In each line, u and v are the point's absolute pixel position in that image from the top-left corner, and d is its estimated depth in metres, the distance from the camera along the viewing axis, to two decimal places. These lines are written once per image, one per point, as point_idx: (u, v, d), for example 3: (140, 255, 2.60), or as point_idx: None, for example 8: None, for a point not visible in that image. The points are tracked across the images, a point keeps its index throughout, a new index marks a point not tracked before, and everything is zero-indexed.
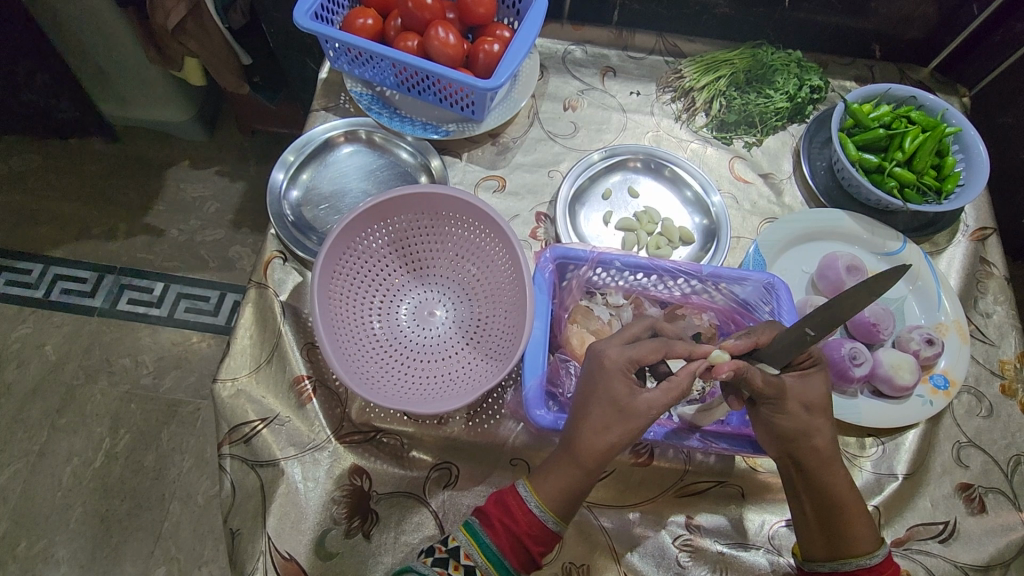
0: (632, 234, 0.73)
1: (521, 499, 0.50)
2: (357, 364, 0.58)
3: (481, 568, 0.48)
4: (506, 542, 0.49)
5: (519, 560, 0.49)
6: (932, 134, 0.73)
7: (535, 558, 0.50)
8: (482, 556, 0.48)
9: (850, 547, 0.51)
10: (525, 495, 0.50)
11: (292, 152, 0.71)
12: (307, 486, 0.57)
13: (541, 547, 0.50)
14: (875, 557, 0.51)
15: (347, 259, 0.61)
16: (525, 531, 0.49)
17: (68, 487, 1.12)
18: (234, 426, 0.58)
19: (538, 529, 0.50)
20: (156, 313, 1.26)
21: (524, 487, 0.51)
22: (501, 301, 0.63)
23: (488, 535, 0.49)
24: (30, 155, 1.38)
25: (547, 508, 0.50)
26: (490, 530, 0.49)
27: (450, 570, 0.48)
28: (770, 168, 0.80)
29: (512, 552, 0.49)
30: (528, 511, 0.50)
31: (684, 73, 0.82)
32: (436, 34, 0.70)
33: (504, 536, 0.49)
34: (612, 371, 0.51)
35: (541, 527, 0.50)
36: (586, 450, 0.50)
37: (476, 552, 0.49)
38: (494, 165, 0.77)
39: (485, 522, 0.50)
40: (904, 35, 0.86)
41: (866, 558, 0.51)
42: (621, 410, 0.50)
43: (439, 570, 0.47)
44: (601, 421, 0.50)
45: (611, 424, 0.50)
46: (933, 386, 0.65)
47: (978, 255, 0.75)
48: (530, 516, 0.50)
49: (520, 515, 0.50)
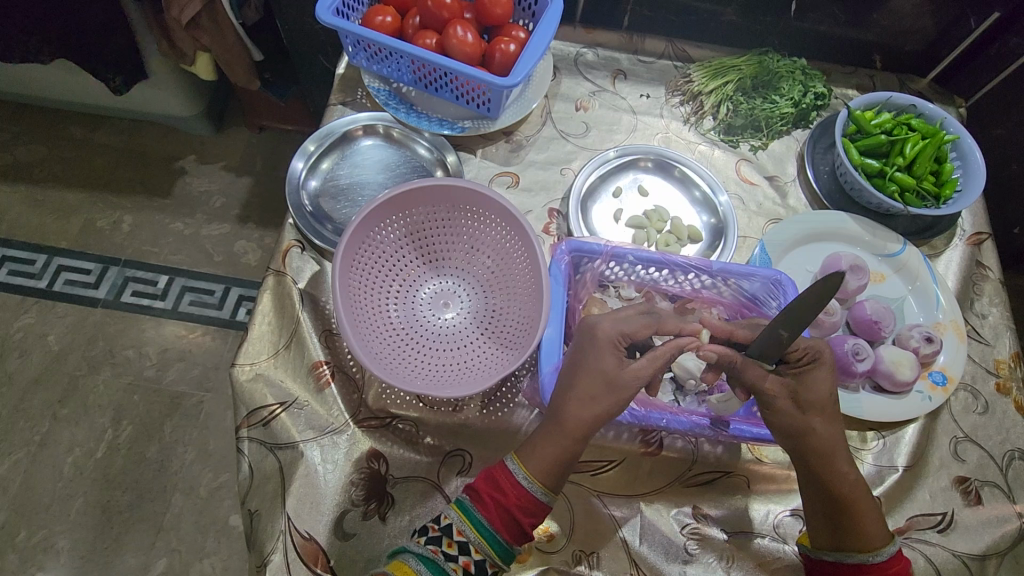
0: (642, 231, 0.74)
1: (510, 473, 0.52)
2: (375, 350, 0.60)
3: (474, 544, 0.50)
4: (498, 517, 0.51)
5: (510, 534, 0.51)
6: (931, 140, 0.76)
7: (526, 530, 0.51)
8: (474, 532, 0.50)
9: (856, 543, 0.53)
10: (514, 469, 0.52)
11: (313, 142, 0.72)
12: (326, 469, 0.58)
13: (530, 518, 0.51)
14: (881, 555, 0.52)
15: (366, 248, 0.62)
16: (516, 504, 0.51)
17: (69, 477, 1.12)
18: (252, 410, 0.59)
19: (527, 501, 0.51)
20: (160, 306, 1.26)
21: (512, 462, 0.52)
22: (516, 291, 0.64)
23: (479, 511, 0.51)
24: (36, 146, 1.39)
25: (536, 481, 0.52)
26: (481, 506, 0.51)
27: (444, 548, 0.49)
28: (774, 171, 0.82)
29: (503, 525, 0.51)
30: (516, 484, 0.52)
31: (693, 77, 0.85)
32: (455, 33, 0.73)
33: (494, 511, 0.51)
34: (603, 343, 0.55)
35: (529, 499, 0.51)
36: (575, 420, 0.53)
37: (468, 529, 0.50)
38: (507, 161, 0.79)
39: (476, 499, 0.52)
40: (905, 46, 0.89)
41: (871, 554, 0.52)
42: (611, 381, 0.53)
43: (433, 548, 0.49)
44: (589, 394, 0.53)
45: (598, 396, 0.53)
46: (932, 382, 0.67)
47: (974, 259, 0.77)
48: (519, 489, 0.51)
49: (508, 487, 0.51)
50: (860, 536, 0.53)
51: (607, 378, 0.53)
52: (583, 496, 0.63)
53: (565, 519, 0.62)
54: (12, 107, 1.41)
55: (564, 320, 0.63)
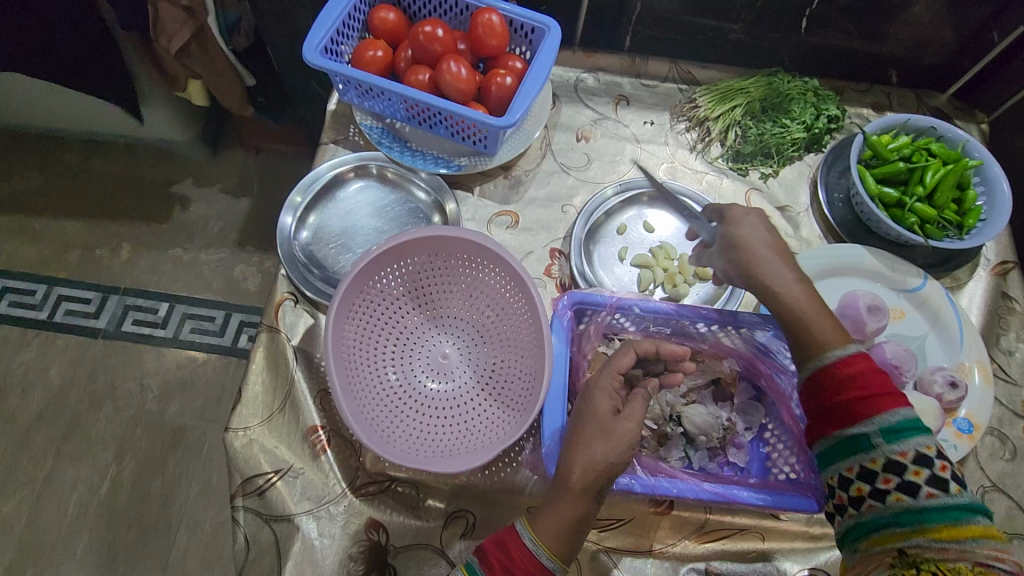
0: (648, 271, 0.71)
1: (520, 538, 0.48)
2: (372, 415, 0.57)
3: None
4: None
5: None
6: (953, 167, 0.72)
7: None
8: None
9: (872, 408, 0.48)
10: (523, 533, 0.48)
11: (299, 193, 0.70)
12: (323, 543, 0.56)
13: None
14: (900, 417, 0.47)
15: (360, 305, 0.60)
16: (522, 571, 0.47)
17: (74, 514, 1.12)
18: (247, 478, 0.57)
19: (537, 567, 0.48)
20: (161, 335, 1.25)
21: (521, 524, 0.49)
22: (518, 344, 0.62)
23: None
24: (31, 175, 1.37)
25: (545, 546, 0.48)
26: (489, 572, 0.47)
27: None
28: (786, 201, 0.78)
29: None
30: (524, 548, 0.48)
31: (699, 102, 0.81)
32: (449, 68, 0.70)
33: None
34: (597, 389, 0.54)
35: (540, 566, 0.48)
36: (579, 475, 0.49)
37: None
38: (506, 200, 0.75)
39: (484, 563, 0.48)
40: (923, 60, 0.84)
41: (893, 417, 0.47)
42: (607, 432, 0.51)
43: None
44: (588, 445, 0.50)
45: (595, 443, 0.50)
46: (957, 430, 0.64)
47: (1000, 291, 0.74)
48: (528, 555, 0.48)
49: (517, 552, 0.48)
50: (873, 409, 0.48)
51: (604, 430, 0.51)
52: (591, 554, 0.61)
53: None
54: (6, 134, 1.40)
55: (567, 377, 0.59)
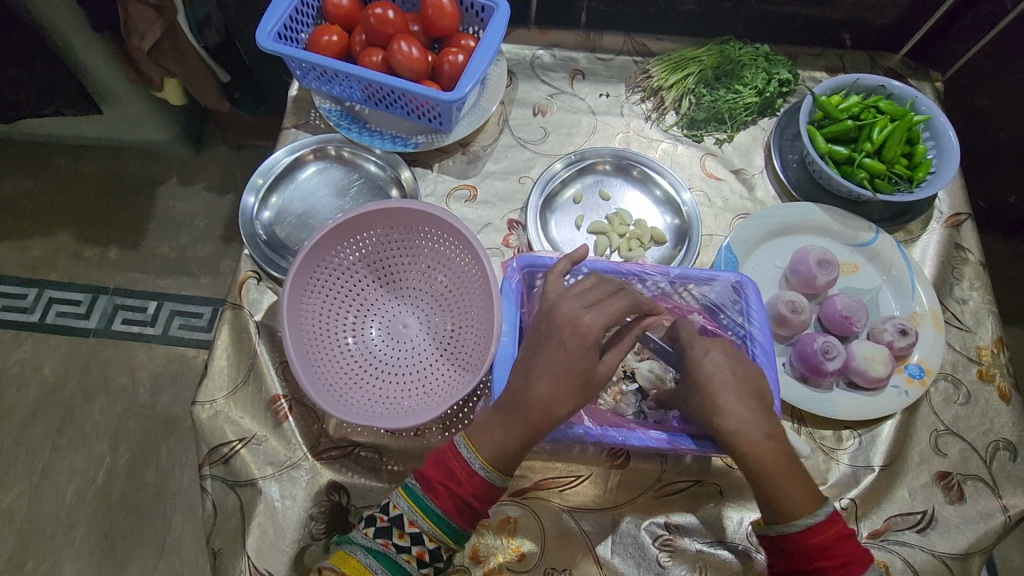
0: (604, 237, 0.73)
1: (462, 459, 0.50)
2: (330, 382, 0.59)
3: (427, 533, 0.49)
4: (450, 504, 0.49)
5: (464, 520, 0.50)
6: (900, 123, 0.73)
7: (480, 514, 0.50)
8: (427, 521, 0.49)
9: (782, 512, 0.49)
10: (466, 454, 0.50)
11: (260, 175, 0.72)
12: (286, 505, 0.58)
13: (484, 502, 0.51)
14: (814, 517, 0.48)
15: (317, 277, 0.62)
16: (466, 488, 0.50)
17: (71, 505, 1.14)
18: (212, 447, 0.59)
19: (480, 486, 0.50)
20: (150, 331, 1.28)
21: (462, 446, 0.51)
22: (473, 309, 0.63)
23: (431, 498, 0.50)
24: (20, 181, 1.40)
25: (490, 466, 0.50)
26: (434, 495, 0.50)
27: (395, 540, 0.49)
28: (741, 164, 0.80)
29: (457, 512, 0.50)
30: (468, 469, 0.50)
31: (652, 72, 0.82)
32: (400, 48, 0.71)
33: (446, 498, 0.50)
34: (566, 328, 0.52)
35: (484, 484, 0.50)
36: (536, 408, 0.50)
37: (420, 518, 0.49)
38: (464, 174, 0.77)
39: (427, 487, 0.50)
40: (875, 22, 0.85)
41: (806, 518, 0.48)
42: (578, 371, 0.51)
43: (384, 542, 0.48)
44: (551, 383, 0.51)
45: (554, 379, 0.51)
46: (908, 376, 0.65)
47: (953, 242, 0.75)
48: (472, 475, 0.50)
49: (461, 473, 0.50)
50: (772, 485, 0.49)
51: (577, 370, 0.51)
52: (553, 513, 0.62)
53: (536, 538, 0.61)
54: None
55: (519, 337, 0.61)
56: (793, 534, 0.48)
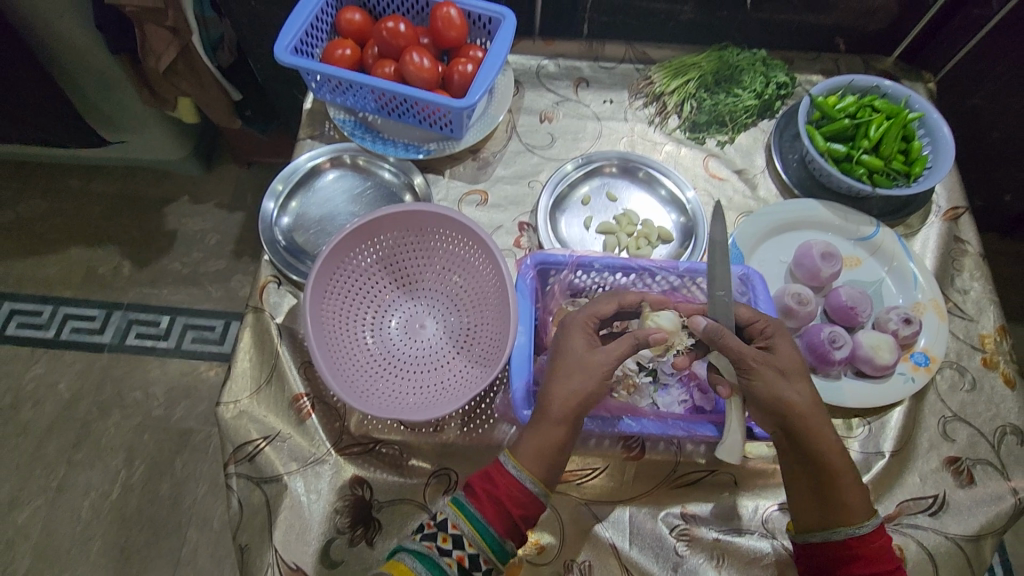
0: (612, 237, 0.75)
1: (501, 466, 0.53)
2: (351, 378, 0.61)
3: (468, 537, 0.49)
4: (491, 509, 0.51)
5: (503, 526, 0.50)
6: (895, 121, 0.75)
7: (518, 524, 0.51)
8: (469, 525, 0.50)
9: (841, 516, 0.53)
10: (505, 461, 0.53)
11: (280, 182, 0.74)
12: (311, 499, 0.59)
13: (521, 511, 0.51)
14: (863, 527, 0.52)
15: (337, 279, 0.63)
16: (507, 494, 0.51)
17: (87, 520, 1.15)
18: (237, 446, 0.61)
19: (518, 491, 0.51)
20: (163, 345, 1.29)
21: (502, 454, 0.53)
22: (488, 307, 0.65)
23: (473, 503, 0.51)
24: (35, 202, 1.43)
25: (527, 471, 0.52)
26: (476, 500, 0.51)
27: (439, 544, 0.49)
28: (743, 164, 0.82)
29: (497, 518, 0.50)
30: (507, 474, 0.52)
31: (654, 78, 0.85)
32: (412, 59, 0.74)
33: (486, 502, 0.51)
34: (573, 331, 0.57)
35: (521, 489, 0.52)
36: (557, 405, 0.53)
37: (463, 522, 0.50)
38: (475, 179, 0.80)
39: (469, 493, 0.52)
40: (867, 26, 0.88)
41: (853, 527, 0.52)
42: (587, 368, 0.54)
43: (428, 544, 0.49)
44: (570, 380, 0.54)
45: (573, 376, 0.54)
46: (914, 363, 0.67)
47: (952, 234, 0.77)
48: (510, 479, 0.52)
49: (500, 479, 0.52)
50: (839, 495, 0.53)
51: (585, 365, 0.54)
52: (572, 506, 0.63)
53: (555, 530, 0.62)
54: (10, 165, 1.46)
55: (534, 332, 0.64)
56: (840, 541, 0.52)
